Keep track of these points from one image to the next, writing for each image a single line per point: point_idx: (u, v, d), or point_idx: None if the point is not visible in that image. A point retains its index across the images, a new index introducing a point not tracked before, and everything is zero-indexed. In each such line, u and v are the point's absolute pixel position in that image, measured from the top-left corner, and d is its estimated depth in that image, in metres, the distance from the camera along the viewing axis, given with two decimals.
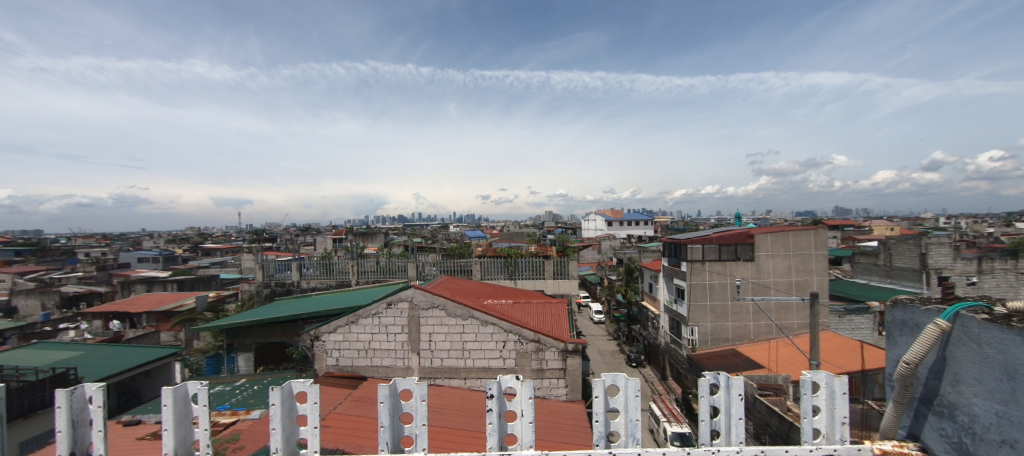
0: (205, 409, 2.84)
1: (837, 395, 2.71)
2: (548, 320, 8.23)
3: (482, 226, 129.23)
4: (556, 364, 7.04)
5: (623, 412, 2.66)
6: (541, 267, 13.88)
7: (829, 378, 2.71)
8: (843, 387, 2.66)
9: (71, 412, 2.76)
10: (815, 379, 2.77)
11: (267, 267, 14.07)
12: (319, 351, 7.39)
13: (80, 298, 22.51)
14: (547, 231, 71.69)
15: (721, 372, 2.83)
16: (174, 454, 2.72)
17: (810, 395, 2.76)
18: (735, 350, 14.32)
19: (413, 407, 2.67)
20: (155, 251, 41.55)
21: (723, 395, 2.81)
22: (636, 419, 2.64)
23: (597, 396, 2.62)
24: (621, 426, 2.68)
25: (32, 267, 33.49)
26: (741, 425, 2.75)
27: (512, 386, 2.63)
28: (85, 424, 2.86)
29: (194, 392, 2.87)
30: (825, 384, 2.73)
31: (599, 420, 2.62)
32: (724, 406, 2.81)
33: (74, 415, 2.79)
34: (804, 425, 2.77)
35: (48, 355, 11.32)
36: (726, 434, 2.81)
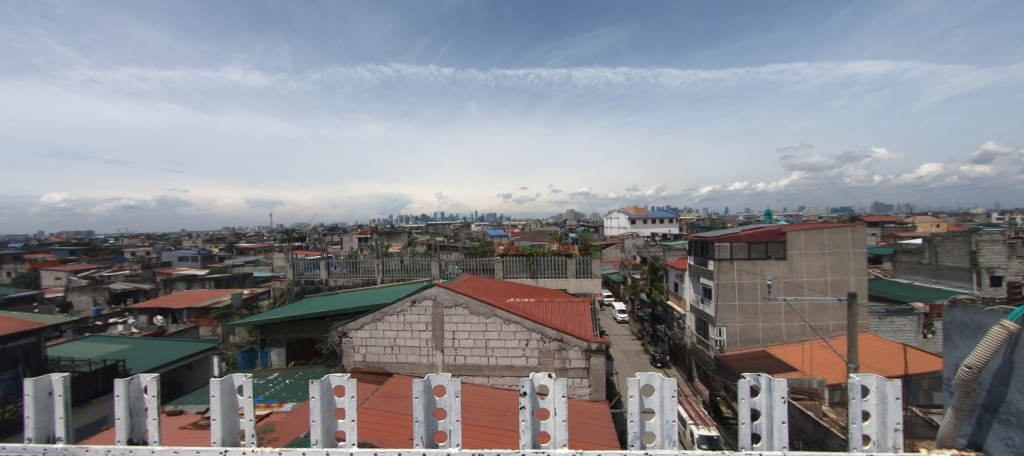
0: (249, 400, 2.95)
1: (890, 401, 2.57)
2: (571, 319, 8.18)
3: (504, 225, 129.66)
4: (580, 364, 6.99)
5: (659, 413, 2.62)
6: (564, 265, 13.83)
7: (880, 382, 2.57)
8: (897, 392, 2.52)
9: (128, 401, 2.92)
10: (864, 382, 2.64)
11: (297, 265, 14.57)
12: (347, 347, 7.60)
13: (127, 294, 24.00)
14: (569, 229, 70.92)
15: (762, 373, 2.73)
16: (222, 443, 2.85)
17: (859, 399, 2.63)
18: (766, 351, 13.84)
19: (446, 402, 2.69)
20: (195, 250, 43.83)
21: (764, 398, 2.70)
22: (672, 419, 2.59)
23: (632, 396, 2.57)
24: (656, 427, 2.64)
25: (85, 265, 36.01)
26: (784, 429, 2.65)
27: (545, 384, 2.62)
28: (141, 411, 3.02)
29: (239, 384, 2.98)
30: (876, 388, 2.60)
31: (635, 420, 2.58)
32: (765, 408, 2.71)
33: (131, 404, 2.95)
34: (853, 430, 2.64)
35: (101, 347, 12.14)
36: (767, 438, 2.71)
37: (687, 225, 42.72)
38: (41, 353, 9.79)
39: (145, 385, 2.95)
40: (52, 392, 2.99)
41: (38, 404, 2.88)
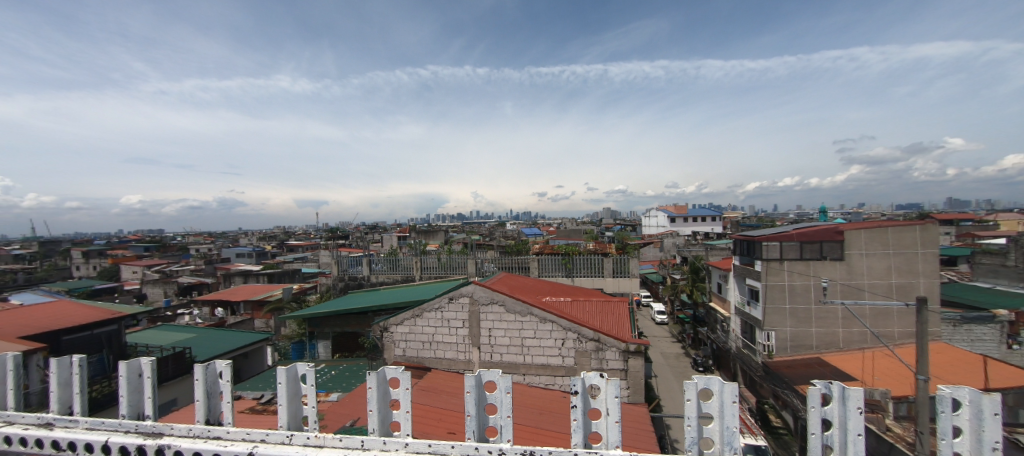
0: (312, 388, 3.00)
1: (987, 416, 2.32)
2: (608, 319, 8.06)
3: (538, 223, 129.21)
4: (617, 365, 6.85)
5: (718, 419, 2.49)
6: (600, 264, 13.59)
7: (976, 396, 2.34)
8: (996, 407, 2.28)
9: (207, 384, 3.08)
10: (956, 395, 2.40)
11: (341, 262, 15.28)
12: (388, 341, 7.88)
13: (192, 287, 26.19)
14: (605, 227, 69.59)
15: (834, 381, 2.54)
16: (287, 429, 2.90)
17: (949, 413, 2.39)
18: (820, 359, 12.95)
19: (497, 398, 2.70)
20: (250, 247, 46.89)
21: (838, 407, 2.53)
22: (734, 426, 2.46)
23: (690, 399, 2.48)
24: (716, 433, 2.53)
25: (157, 261, 39.66)
26: (861, 442, 2.45)
27: (596, 384, 2.58)
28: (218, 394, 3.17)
29: (303, 372, 3.03)
30: (970, 402, 2.35)
31: (692, 425, 2.47)
32: (839, 419, 2.53)
33: (209, 388, 3.10)
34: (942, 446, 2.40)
35: (171, 335, 13.32)
36: (840, 450, 2.51)
37: (731, 223, 40.65)
38: (122, 339, 10.89)
39: (221, 372, 3.12)
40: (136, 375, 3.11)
41: (131, 383, 3.03)
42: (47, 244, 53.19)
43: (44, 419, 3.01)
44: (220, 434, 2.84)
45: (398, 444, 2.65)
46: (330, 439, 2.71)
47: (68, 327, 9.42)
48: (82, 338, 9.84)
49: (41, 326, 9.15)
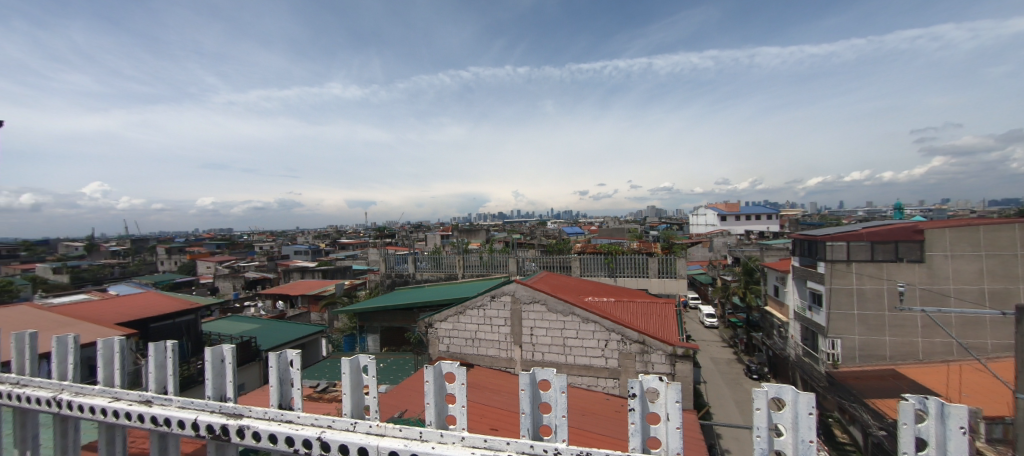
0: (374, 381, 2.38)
1: None
2: (654, 321, 7.80)
3: (579, 222, 127.29)
4: (664, 369, 6.60)
5: (790, 431, 2.01)
6: (644, 264, 13.16)
7: None
8: None
9: (278, 371, 2.56)
10: None
11: (389, 260, 15.96)
12: (432, 337, 8.11)
13: (257, 282, 28.49)
14: (649, 226, 67.40)
15: (930, 395, 2.01)
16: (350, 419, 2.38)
17: None
18: (895, 372, 11.79)
19: (550, 395, 2.13)
20: (307, 245, 50.15)
21: (932, 425, 1.99)
22: (810, 440, 1.99)
23: (757, 408, 1.96)
24: (787, 446, 2.04)
25: (228, 257, 43.51)
26: None
27: (653, 386, 2.02)
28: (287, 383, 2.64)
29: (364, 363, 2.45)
30: None
31: (761, 436, 1.98)
32: (936, 439, 1.99)
33: (280, 375, 2.58)
34: None
35: (239, 325, 14.58)
36: None
37: (789, 222, 37.85)
38: (199, 328, 12.04)
39: (292, 358, 2.58)
40: (227, 359, 2.72)
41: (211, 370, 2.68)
42: (140, 242, 60.39)
43: (138, 396, 2.56)
44: (289, 415, 2.24)
45: (453, 438, 1.98)
46: (387, 428, 2.07)
47: (155, 316, 10.60)
48: (167, 326, 11.00)
49: (133, 315, 10.34)
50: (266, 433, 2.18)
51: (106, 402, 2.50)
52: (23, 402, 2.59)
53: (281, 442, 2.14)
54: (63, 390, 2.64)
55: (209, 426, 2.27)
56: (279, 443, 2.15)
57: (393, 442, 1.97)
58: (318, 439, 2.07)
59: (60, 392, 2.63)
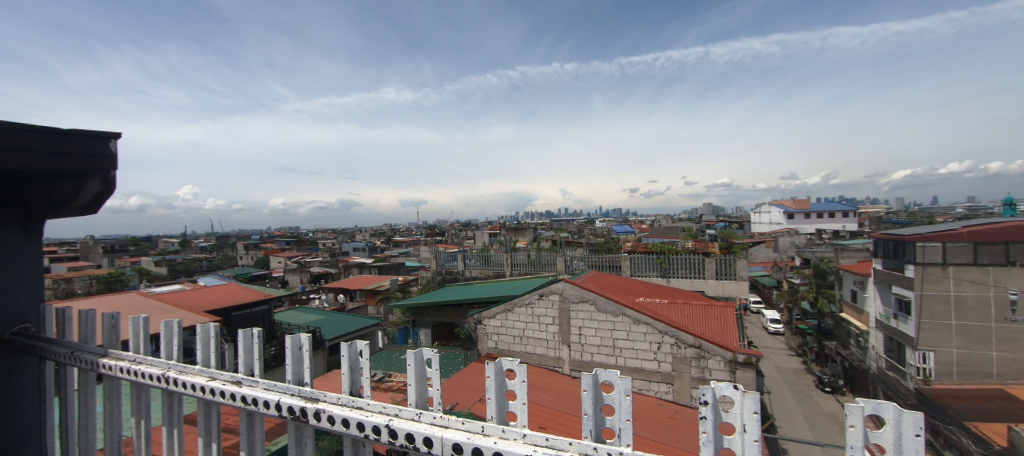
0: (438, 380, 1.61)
1: None
2: (711, 324, 7.40)
3: (629, 220, 123.63)
4: (722, 376, 6.22)
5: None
6: (700, 265, 12.49)
7: None
8: None
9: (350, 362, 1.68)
10: None
11: (439, 257, 16.49)
12: (481, 333, 8.27)
13: (322, 276, 30.80)
14: (706, 225, 63.75)
15: None
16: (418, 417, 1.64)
17: None
18: (1002, 393, 10.30)
19: (613, 398, 1.41)
20: (365, 243, 53.33)
21: None
22: None
23: (851, 426, 1.30)
24: None
25: (297, 253, 47.56)
26: None
27: (724, 392, 1.38)
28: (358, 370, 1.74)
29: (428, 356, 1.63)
30: None
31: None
32: None
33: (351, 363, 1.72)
34: None
35: (306, 316, 15.81)
36: None
37: (869, 220, 34.14)
38: (272, 317, 13.18)
39: (365, 350, 1.69)
40: (306, 343, 1.83)
41: (293, 359, 1.81)
42: (225, 239, 67.81)
43: (231, 375, 1.93)
44: (359, 401, 1.55)
45: (513, 432, 1.32)
46: (451, 416, 1.43)
47: (234, 305, 11.77)
48: (245, 315, 12.17)
49: (217, 304, 11.60)
50: (339, 417, 1.54)
51: (204, 381, 1.89)
52: (125, 376, 2.07)
53: (348, 429, 1.52)
54: (165, 365, 2.07)
55: (288, 407, 1.65)
56: (350, 430, 1.51)
57: (456, 434, 1.34)
58: (387, 427, 1.45)
59: (161, 365, 2.08)
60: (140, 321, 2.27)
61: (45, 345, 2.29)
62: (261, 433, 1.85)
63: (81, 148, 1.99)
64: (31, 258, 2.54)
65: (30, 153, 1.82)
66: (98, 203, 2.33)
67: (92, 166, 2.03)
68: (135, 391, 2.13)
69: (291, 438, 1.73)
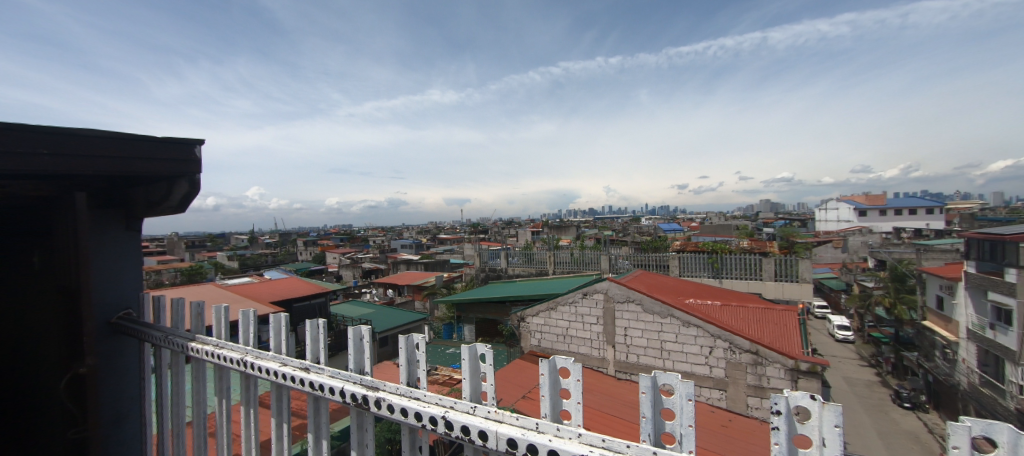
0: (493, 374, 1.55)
1: None
2: (770, 329, 6.92)
3: (678, 219, 118.50)
4: (781, 385, 5.81)
5: None
6: (757, 266, 11.73)
7: None
8: None
9: (407, 356, 1.68)
10: None
11: (483, 255, 16.78)
12: (524, 330, 8.30)
13: (372, 272, 32.41)
14: (763, 223, 59.71)
15: None
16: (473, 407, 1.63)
17: None
18: None
19: (674, 402, 1.29)
20: (412, 241, 55.41)
21: None
22: None
23: (955, 448, 1.13)
24: None
25: (350, 250, 50.36)
26: None
27: (799, 401, 1.25)
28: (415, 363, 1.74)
29: (484, 352, 1.58)
30: None
31: None
32: None
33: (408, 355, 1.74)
34: None
35: (358, 309, 16.75)
36: None
37: (960, 218, 30.28)
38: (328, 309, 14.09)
39: (421, 342, 1.70)
40: (366, 333, 1.89)
41: (357, 348, 1.89)
42: (287, 236, 73.17)
43: (300, 361, 2.05)
44: (416, 392, 1.58)
45: (568, 430, 1.27)
46: (505, 411, 1.41)
47: (296, 296, 12.72)
48: (304, 306, 13.11)
49: (281, 296, 12.59)
50: (398, 406, 1.59)
51: (277, 366, 2.03)
52: (210, 359, 2.27)
53: (406, 418, 1.56)
54: (243, 350, 2.24)
55: (351, 394, 1.74)
56: (409, 419, 1.55)
57: (510, 430, 1.33)
58: (443, 418, 1.46)
59: (240, 350, 2.26)
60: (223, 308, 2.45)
61: (144, 329, 2.57)
62: (327, 417, 1.97)
63: (172, 153, 2.23)
64: (132, 250, 2.89)
65: (131, 159, 2.04)
66: (184, 204, 2.57)
67: (181, 170, 2.25)
68: (217, 373, 2.33)
69: (353, 424, 1.82)
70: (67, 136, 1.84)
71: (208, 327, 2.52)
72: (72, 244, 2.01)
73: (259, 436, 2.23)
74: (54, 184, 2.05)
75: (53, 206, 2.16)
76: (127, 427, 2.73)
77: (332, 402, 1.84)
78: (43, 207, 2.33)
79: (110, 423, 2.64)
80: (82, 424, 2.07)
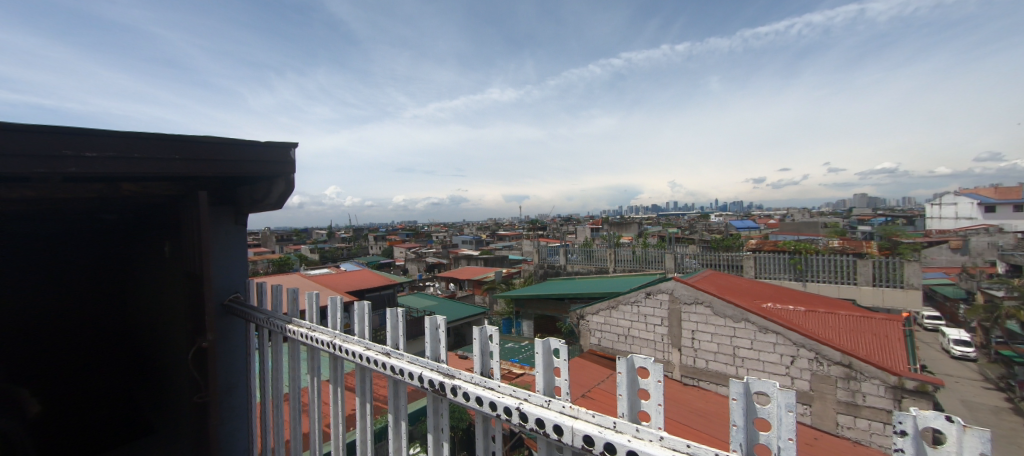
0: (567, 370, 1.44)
1: None
2: (866, 340, 6.12)
3: (753, 215, 109.08)
4: (880, 404, 5.13)
5: None
6: (850, 268, 10.45)
7: None
8: None
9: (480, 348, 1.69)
10: None
11: (542, 251, 16.84)
12: (584, 329, 8.25)
13: (435, 266, 33.97)
14: (859, 220, 52.79)
15: None
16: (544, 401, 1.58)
17: None
18: None
19: (770, 410, 1.08)
20: (473, 236, 57.07)
21: None
22: None
23: None
24: None
25: (415, 244, 53.11)
26: None
27: (938, 424, 1.02)
28: (488, 357, 1.74)
29: (556, 347, 1.49)
30: None
31: None
32: None
33: (481, 347, 1.75)
34: None
35: (423, 301, 17.69)
36: None
37: None
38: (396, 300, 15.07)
39: (494, 333, 1.69)
40: (442, 323, 1.96)
41: (433, 338, 1.94)
42: (359, 231, 78.94)
43: (382, 346, 2.18)
44: (490, 383, 1.62)
45: (648, 432, 1.20)
46: (581, 407, 1.37)
47: (368, 287, 13.77)
48: (375, 297, 14.14)
49: (355, 286, 13.70)
50: (474, 395, 1.63)
51: (361, 349, 2.20)
52: (304, 340, 2.52)
53: (482, 406, 1.59)
54: (332, 333, 2.44)
55: (429, 380, 1.81)
56: (484, 408, 1.58)
57: (587, 426, 1.29)
58: (518, 410, 1.47)
59: (329, 333, 2.47)
60: (315, 294, 2.69)
61: (251, 311, 2.93)
62: (405, 400, 2.09)
63: (272, 156, 2.49)
64: (240, 244, 3.29)
65: (239, 162, 2.33)
66: (280, 201, 2.85)
67: (278, 170, 2.51)
68: (310, 353, 2.59)
69: (429, 409, 1.91)
70: (192, 143, 2.13)
71: (302, 311, 2.78)
72: (197, 238, 2.33)
73: (344, 412, 2.41)
74: (181, 182, 2.41)
75: (180, 203, 2.54)
76: (236, 395, 3.16)
77: (411, 387, 1.93)
78: (172, 204, 2.75)
79: (225, 391, 3.09)
80: (204, 390, 2.42)
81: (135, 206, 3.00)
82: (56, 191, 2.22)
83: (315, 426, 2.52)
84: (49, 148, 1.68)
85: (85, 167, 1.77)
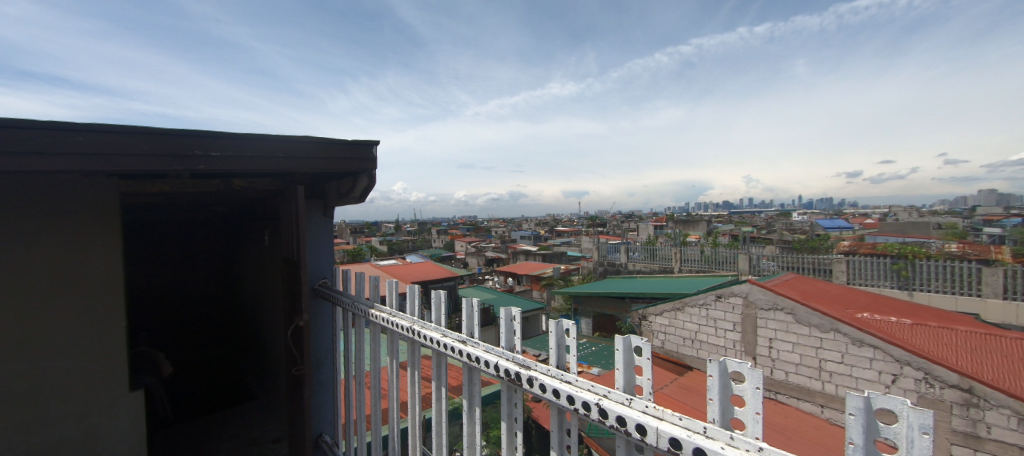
0: (648, 369, 1.38)
1: None
2: (993, 363, 5.14)
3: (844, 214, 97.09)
4: (1011, 440, 4.18)
5: None
6: (971, 278, 8.94)
7: None
8: None
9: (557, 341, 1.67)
10: None
11: (602, 248, 16.48)
12: (647, 330, 7.97)
13: (494, 260, 34.59)
14: (983, 221, 44.76)
15: None
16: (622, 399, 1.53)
17: None
18: None
19: (898, 431, 0.93)
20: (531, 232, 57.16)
21: None
22: None
23: None
24: None
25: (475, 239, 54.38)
26: None
27: None
28: (565, 351, 1.72)
29: (638, 346, 1.43)
30: None
31: None
32: None
33: (558, 341, 1.73)
34: None
35: (483, 294, 18.12)
36: None
37: None
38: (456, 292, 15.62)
39: (571, 328, 1.67)
40: (517, 314, 1.97)
41: (508, 329, 1.97)
42: (422, 224, 82.67)
43: (458, 335, 2.26)
44: (568, 377, 1.60)
45: (744, 441, 1.10)
46: (666, 408, 1.30)
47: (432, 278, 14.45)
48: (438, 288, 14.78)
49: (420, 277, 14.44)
50: (550, 387, 1.63)
51: (437, 335, 2.31)
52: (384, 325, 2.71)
53: (559, 399, 1.59)
54: (411, 319, 2.59)
55: (505, 370, 1.85)
56: (561, 401, 1.58)
57: (673, 429, 1.23)
58: (597, 405, 1.45)
59: (408, 320, 2.62)
60: (394, 282, 2.87)
61: (338, 295, 3.21)
62: (479, 386, 2.16)
63: (357, 154, 2.66)
64: (326, 235, 3.58)
65: (330, 160, 2.52)
66: (363, 194, 3.02)
67: (360, 166, 2.67)
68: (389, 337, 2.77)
69: (503, 397, 1.96)
70: (291, 142, 2.36)
71: (383, 297, 2.99)
72: (296, 228, 2.59)
73: (420, 394, 2.55)
74: (282, 176, 2.69)
75: (281, 197, 2.84)
76: (324, 370, 3.50)
77: (487, 376, 1.98)
78: (272, 198, 3.10)
79: (316, 366, 3.44)
80: (300, 364, 2.70)
81: (243, 201, 3.46)
82: (186, 185, 2.60)
83: (394, 405, 2.70)
84: (184, 149, 1.97)
85: (211, 165, 2.05)
